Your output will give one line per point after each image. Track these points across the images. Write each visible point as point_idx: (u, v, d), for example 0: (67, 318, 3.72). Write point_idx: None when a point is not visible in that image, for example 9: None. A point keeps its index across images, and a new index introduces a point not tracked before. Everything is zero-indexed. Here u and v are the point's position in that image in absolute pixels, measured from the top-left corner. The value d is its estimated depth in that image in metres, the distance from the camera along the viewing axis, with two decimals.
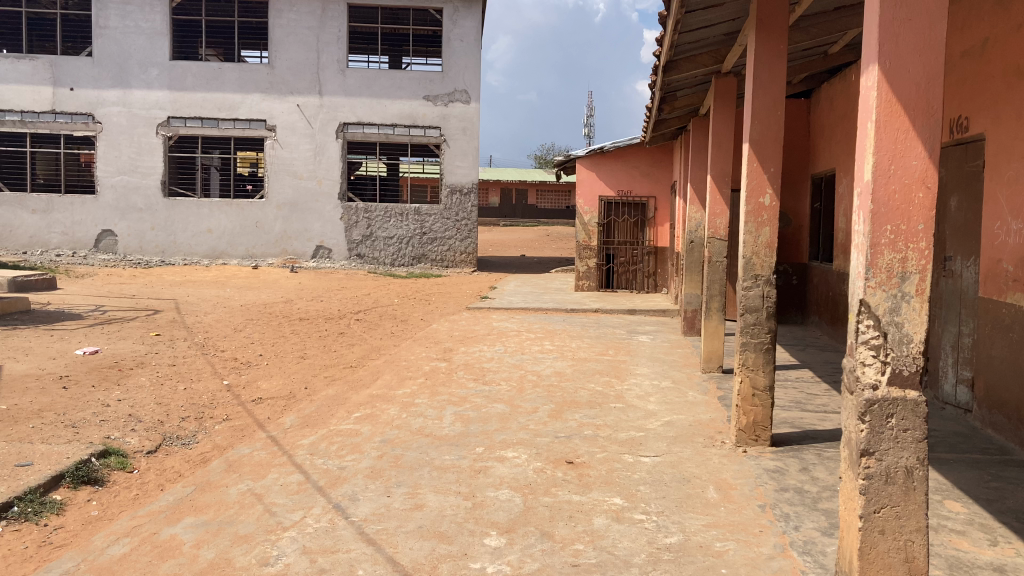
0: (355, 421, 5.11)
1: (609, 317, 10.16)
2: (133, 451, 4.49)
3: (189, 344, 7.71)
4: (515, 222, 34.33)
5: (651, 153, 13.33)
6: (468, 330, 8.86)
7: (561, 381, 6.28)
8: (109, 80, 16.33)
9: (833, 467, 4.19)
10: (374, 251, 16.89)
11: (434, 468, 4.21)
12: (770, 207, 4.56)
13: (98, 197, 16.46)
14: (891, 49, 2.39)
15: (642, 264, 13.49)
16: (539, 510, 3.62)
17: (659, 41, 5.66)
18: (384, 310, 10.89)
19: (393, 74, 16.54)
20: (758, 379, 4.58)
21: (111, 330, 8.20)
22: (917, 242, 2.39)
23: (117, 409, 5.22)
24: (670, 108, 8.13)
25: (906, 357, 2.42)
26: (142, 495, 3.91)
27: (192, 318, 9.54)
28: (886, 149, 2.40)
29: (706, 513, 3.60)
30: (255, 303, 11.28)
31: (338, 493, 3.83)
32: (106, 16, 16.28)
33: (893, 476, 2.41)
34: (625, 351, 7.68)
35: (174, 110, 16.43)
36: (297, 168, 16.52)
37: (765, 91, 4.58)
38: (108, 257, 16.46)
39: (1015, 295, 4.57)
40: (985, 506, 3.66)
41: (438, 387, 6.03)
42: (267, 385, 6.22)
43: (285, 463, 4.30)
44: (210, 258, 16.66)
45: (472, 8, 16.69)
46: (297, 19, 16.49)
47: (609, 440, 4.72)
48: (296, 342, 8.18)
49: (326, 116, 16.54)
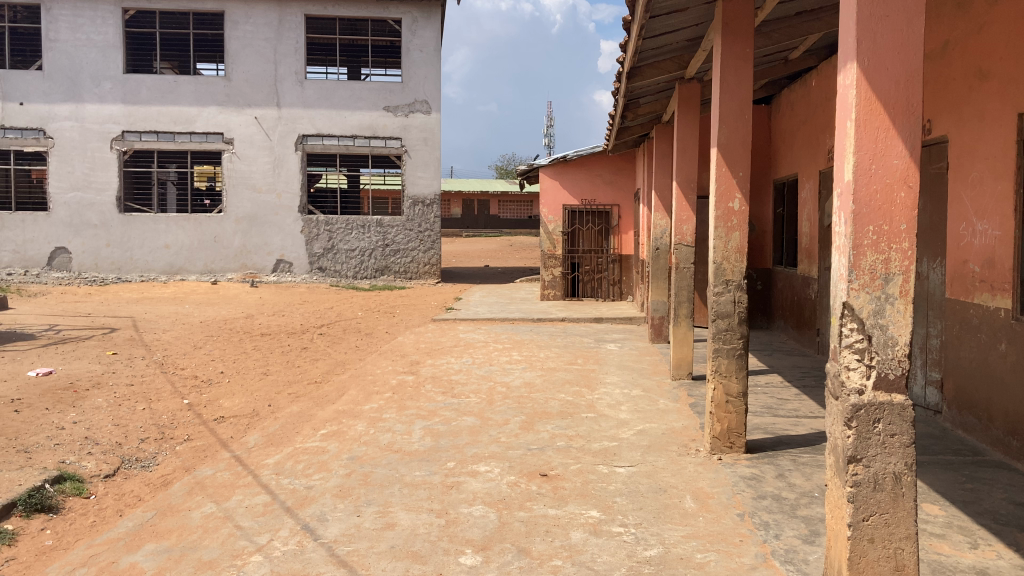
0: (322, 438, 4.97)
1: (576, 326, 10.09)
2: (90, 475, 4.31)
3: (149, 363, 7.50)
4: (478, 232, 34.11)
5: (613, 161, 13.33)
6: (434, 342, 8.74)
7: (531, 392, 6.18)
8: (61, 94, 15.99)
9: (809, 473, 4.15)
10: (336, 264, 16.66)
11: (405, 485, 4.09)
12: (739, 212, 4.55)
13: (51, 214, 16.06)
14: (869, 46, 2.34)
15: (607, 272, 13.49)
16: (514, 526, 3.53)
17: (624, 46, 5.60)
18: (348, 323, 10.73)
19: (352, 85, 16.39)
20: (731, 386, 4.52)
21: (66, 349, 7.96)
22: (899, 242, 2.36)
23: (72, 432, 5.02)
24: (633, 116, 8.10)
25: (891, 361, 2.38)
26: (100, 522, 3.73)
27: (151, 336, 9.28)
28: (866, 148, 2.35)
29: (685, 523, 3.54)
30: (215, 319, 11.05)
31: (306, 513, 3.71)
32: (57, 29, 15.94)
33: (881, 483, 2.36)
34: (594, 359, 7.62)
35: (129, 124, 16.09)
36: (256, 181, 16.29)
37: (731, 94, 4.54)
38: (62, 275, 16.07)
39: (982, 295, 4.58)
40: (962, 509, 3.64)
41: (406, 400, 5.91)
42: (229, 403, 6.06)
43: (251, 484, 4.15)
44: (168, 274, 16.35)
45: (431, 18, 16.61)
46: (253, 31, 16.28)
47: (582, 451, 4.64)
48: (258, 358, 8.00)
49: (285, 128, 16.34)
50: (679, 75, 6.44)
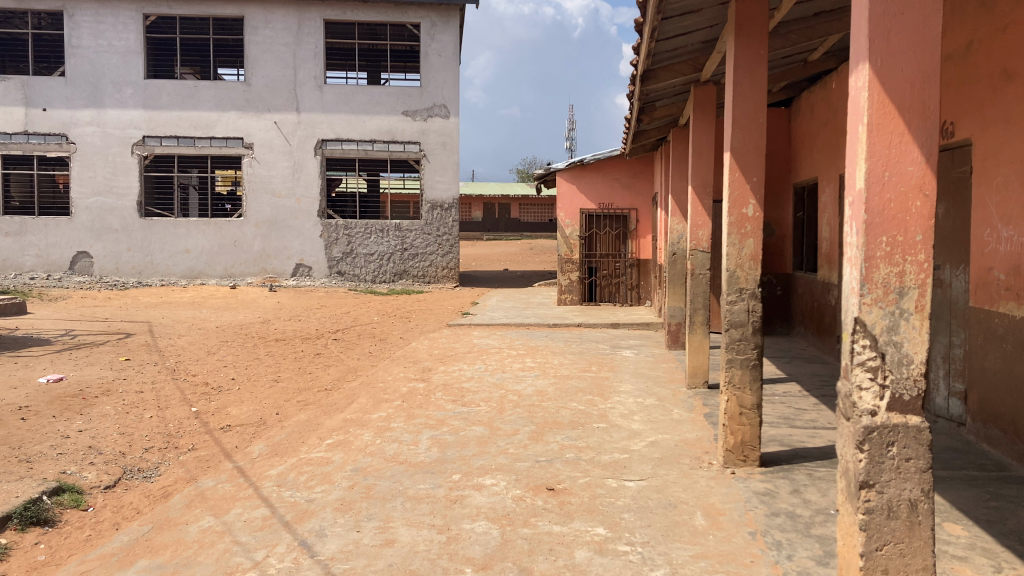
0: (327, 449, 4.88)
1: (592, 332, 9.96)
2: (90, 487, 4.25)
3: (160, 369, 7.47)
4: (498, 236, 34.00)
5: (631, 165, 13.15)
6: (448, 348, 8.65)
7: (543, 401, 6.07)
8: (83, 100, 16.09)
9: (825, 488, 4.00)
10: (355, 268, 16.63)
11: (408, 498, 3.99)
12: (754, 218, 4.40)
13: (73, 219, 16.15)
14: (883, 45, 2.21)
15: (625, 277, 13.33)
16: (517, 543, 3.42)
17: (636, 49, 5.49)
18: (363, 328, 10.67)
19: (371, 89, 16.35)
20: (745, 398, 4.38)
21: (79, 355, 7.95)
22: (915, 253, 2.22)
23: (77, 441, 4.97)
24: (649, 119, 7.97)
25: (906, 380, 2.24)
26: (95, 536, 3.66)
27: (166, 341, 9.26)
28: (879, 153, 2.22)
29: (694, 542, 3.41)
30: (230, 324, 11.02)
31: (304, 528, 3.62)
32: (79, 36, 16.04)
33: (895, 510, 2.23)
34: (609, 367, 7.49)
35: (150, 129, 16.17)
36: (275, 186, 16.29)
37: (745, 97, 4.41)
38: (83, 279, 16.14)
39: (1008, 304, 4.41)
40: (986, 529, 3.48)
41: (415, 409, 5.81)
42: (237, 411, 5.99)
43: (251, 496, 4.06)
44: (188, 278, 16.37)
45: (450, 22, 16.54)
46: (272, 36, 16.29)
47: (592, 464, 4.52)
48: (270, 365, 7.94)
49: (304, 133, 16.33)
50: (695, 77, 6.28)
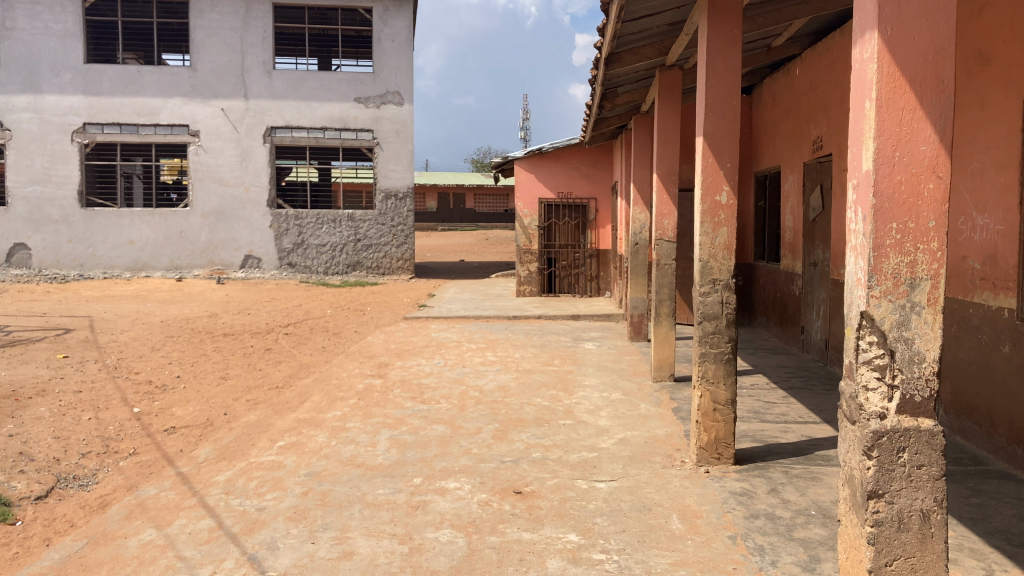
0: (278, 452, 4.60)
1: (552, 324, 9.76)
2: (19, 498, 3.93)
3: (100, 367, 7.10)
4: (453, 226, 33.64)
5: (590, 154, 12.96)
6: (405, 342, 8.37)
7: (505, 397, 5.85)
8: (19, 85, 15.44)
9: (803, 487, 3.85)
10: (306, 259, 16.21)
11: (366, 505, 3.74)
12: (727, 206, 4.24)
13: (9, 209, 15.52)
14: (892, 13, 2.02)
15: (584, 268, 13.31)
16: (485, 553, 3.19)
17: (601, 29, 5.26)
18: (316, 322, 10.33)
19: (322, 75, 15.90)
20: (718, 393, 4.20)
21: (14, 353, 7.52)
22: (927, 241, 2.04)
23: (6, 447, 4.63)
24: (610, 105, 7.77)
25: (917, 380, 2.08)
26: (22, 554, 3.35)
27: (107, 337, 8.84)
28: (889, 132, 2.04)
29: (672, 548, 3.21)
30: (176, 318, 10.61)
31: (254, 540, 3.35)
32: (13, 17, 15.37)
33: (907, 522, 2.08)
34: (571, 360, 7.29)
35: (90, 116, 15.54)
36: (222, 175, 15.78)
37: (718, 79, 4.21)
38: (21, 272, 15.54)
39: (982, 294, 4.30)
40: (972, 528, 3.35)
41: (372, 407, 5.55)
42: (182, 412, 5.67)
43: (196, 506, 3.77)
44: (132, 271, 15.80)
45: (403, 6, 16.13)
46: (218, 20, 15.75)
47: (560, 464, 4.31)
48: (218, 361, 7.59)
49: (252, 120, 15.85)
50: (659, 61, 6.08)
